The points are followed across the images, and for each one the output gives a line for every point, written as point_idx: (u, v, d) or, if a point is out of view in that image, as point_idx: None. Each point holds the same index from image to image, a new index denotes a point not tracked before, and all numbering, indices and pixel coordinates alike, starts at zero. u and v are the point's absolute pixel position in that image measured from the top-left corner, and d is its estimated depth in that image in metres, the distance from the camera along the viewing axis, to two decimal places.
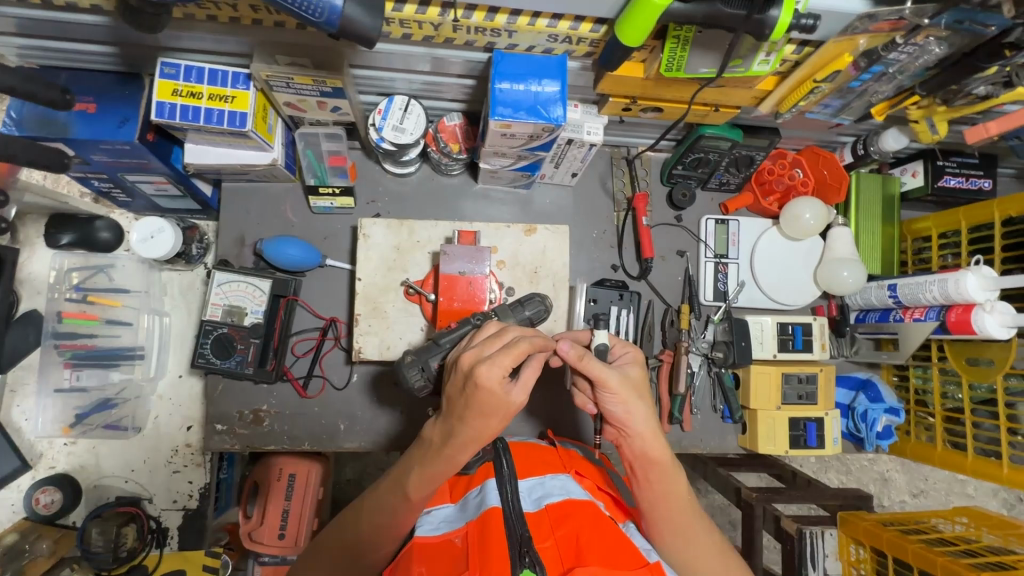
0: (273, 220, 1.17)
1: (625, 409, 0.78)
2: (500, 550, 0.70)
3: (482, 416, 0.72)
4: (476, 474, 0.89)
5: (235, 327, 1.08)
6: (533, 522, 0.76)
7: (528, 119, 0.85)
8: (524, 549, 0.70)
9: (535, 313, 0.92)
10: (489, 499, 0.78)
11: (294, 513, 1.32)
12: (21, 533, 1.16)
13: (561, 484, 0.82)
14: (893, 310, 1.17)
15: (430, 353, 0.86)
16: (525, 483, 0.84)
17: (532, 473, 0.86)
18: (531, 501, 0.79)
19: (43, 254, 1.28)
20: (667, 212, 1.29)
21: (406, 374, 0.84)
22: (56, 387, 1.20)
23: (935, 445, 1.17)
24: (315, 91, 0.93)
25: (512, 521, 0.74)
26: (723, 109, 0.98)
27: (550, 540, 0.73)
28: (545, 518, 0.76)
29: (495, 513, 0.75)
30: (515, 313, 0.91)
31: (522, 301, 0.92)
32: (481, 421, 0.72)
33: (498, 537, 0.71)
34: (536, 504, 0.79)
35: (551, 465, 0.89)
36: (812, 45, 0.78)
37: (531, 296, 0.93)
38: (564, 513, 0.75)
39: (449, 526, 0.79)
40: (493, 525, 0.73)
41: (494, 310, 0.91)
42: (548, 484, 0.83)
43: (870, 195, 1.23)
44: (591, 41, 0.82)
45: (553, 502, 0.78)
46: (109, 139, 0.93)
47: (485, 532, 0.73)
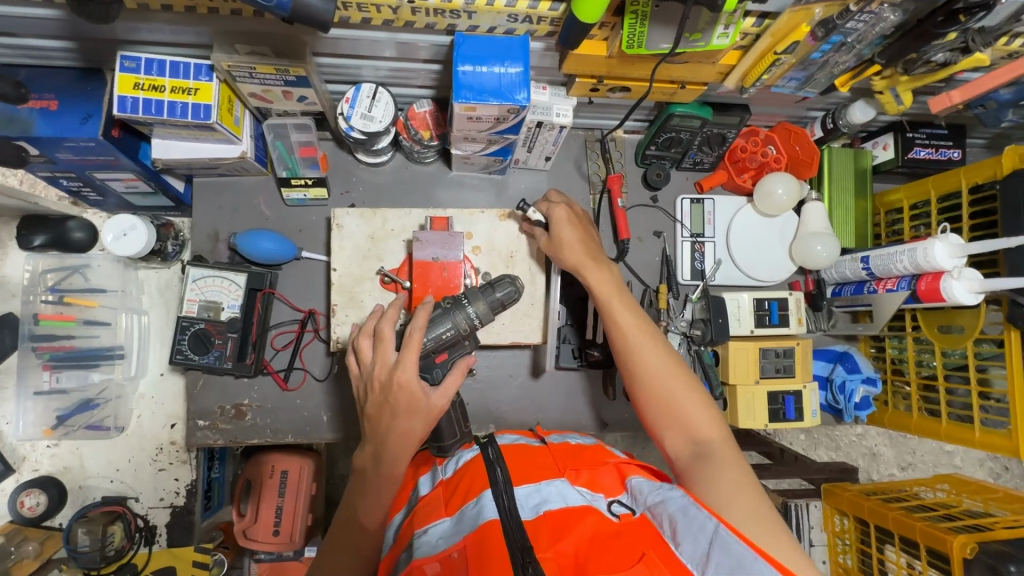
0: (247, 214, 1.16)
1: (576, 253, 0.98)
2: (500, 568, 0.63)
3: (410, 412, 0.82)
4: (463, 479, 0.80)
5: (212, 322, 1.07)
6: (532, 533, 0.69)
7: (492, 101, 0.85)
8: (526, 561, 0.63)
9: (507, 294, 0.94)
10: (485, 511, 0.71)
11: (288, 510, 1.37)
12: (7, 536, 1.16)
13: (558, 488, 0.75)
14: (868, 282, 1.18)
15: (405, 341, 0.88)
16: (521, 489, 0.76)
17: (526, 478, 0.78)
18: (529, 510, 0.72)
19: (15, 257, 1.28)
20: (643, 193, 1.29)
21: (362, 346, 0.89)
22: (35, 389, 1.20)
23: (911, 413, 1.19)
24: (279, 81, 0.93)
25: (509, 533, 0.67)
26: (689, 86, 0.98)
27: (552, 551, 0.66)
28: (544, 528, 0.69)
29: (493, 527, 0.68)
30: (485, 296, 0.93)
31: (492, 285, 0.94)
32: (409, 420, 0.82)
33: (497, 552, 0.64)
34: (534, 513, 0.72)
35: (546, 466, 0.81)
36: (771, 16, 0.78)
37: (502, 277, 0.95)
38: (564, 522, 0.69)
39: (445, 542, 0.70)
40: (491, 539, 0.66)
41: (464, 295, 0.92)
42: (546, 488, 0.75)
43: (842, 169, 1.25)
44: (551, 20, 0.82)
45: (551, 511, 0.71)
46: (73, 136, 0.92)
47: (483, 550, 0.65)
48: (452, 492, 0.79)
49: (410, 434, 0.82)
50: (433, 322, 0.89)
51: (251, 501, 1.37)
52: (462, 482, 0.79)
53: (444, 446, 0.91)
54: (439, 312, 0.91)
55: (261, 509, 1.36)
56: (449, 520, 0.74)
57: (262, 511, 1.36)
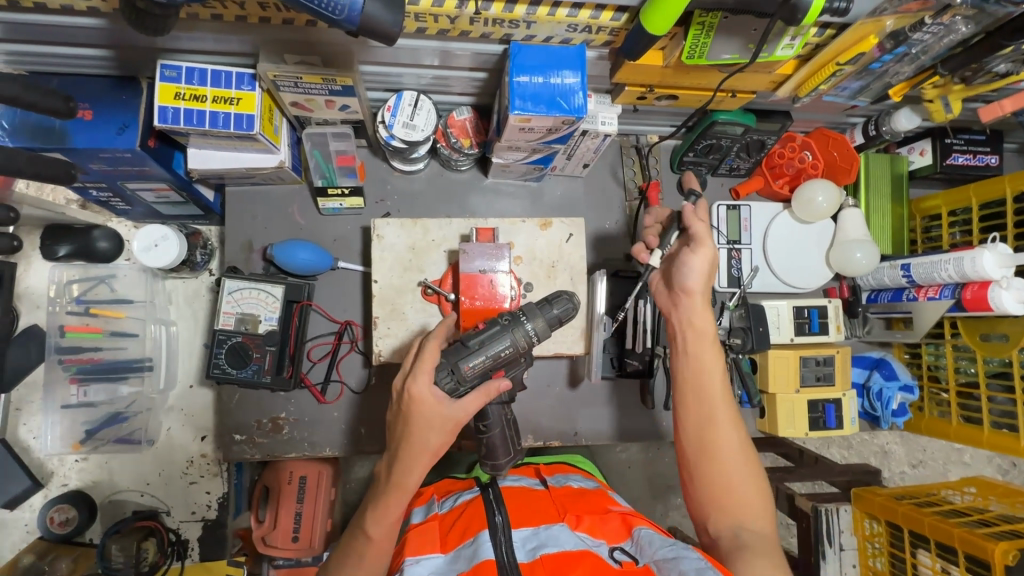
0: (281, 223, 1.14)
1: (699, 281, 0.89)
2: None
3: (438, 428, 0.82)
4: (462, 516, 0.85)
5: (249, 336, 1.05)
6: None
7: (548, 113, 0.84)
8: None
9: (563, 311, 0.89)
10: (482, 551, 0.74)
11: (308, 515, 1.26)
12: (38, 554, 1.16)
13: (557, 534, 0.77)
14: (907, 290, 1.18)
15: (459, 356, 0.85)
16: (519, 533, 0.79)
17: (524, 522, 0.81)
18: (525, 552, 0.75)
19: (39, 267, 1.24)
20: (678, 200, 1.28)
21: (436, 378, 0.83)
22: (62, 403, 1.15)
23: (950, 420, 1.20)
24: (324, 90, 0.90)
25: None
26: (740, 95, 0.96)
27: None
28: (540, 569, 0.71)
29: (489, 566, 0.71)
30: (543, 312, 0.89)
31: (549, 301, 0.90)
32: (436, 435, 0.82)
33: None
34: (531, 555, 0.74)
35: (546, 512, 0.84)
36: (834, 27, 0.76)
37: (559, 293, 0.91)
38: (560, 565, 0.71)
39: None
40: None
41: (522, 310, 0.88)
42: (544, 531, 0.78)
43: (879, 175, 1.24)
44: (611, 30, 0.80)
45: (548, 553, 0.73)
46: (108, 147, 0.89)
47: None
48: (449, 528, 0.84)
49: (430, 449, 0.82)
50: (491, 338, 0.86)
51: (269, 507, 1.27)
52: (460, 518, 0.85)
53: (498, 464, 0.93)
54: (496, 329, 0.87)
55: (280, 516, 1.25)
56: (442, 557, 0.78)
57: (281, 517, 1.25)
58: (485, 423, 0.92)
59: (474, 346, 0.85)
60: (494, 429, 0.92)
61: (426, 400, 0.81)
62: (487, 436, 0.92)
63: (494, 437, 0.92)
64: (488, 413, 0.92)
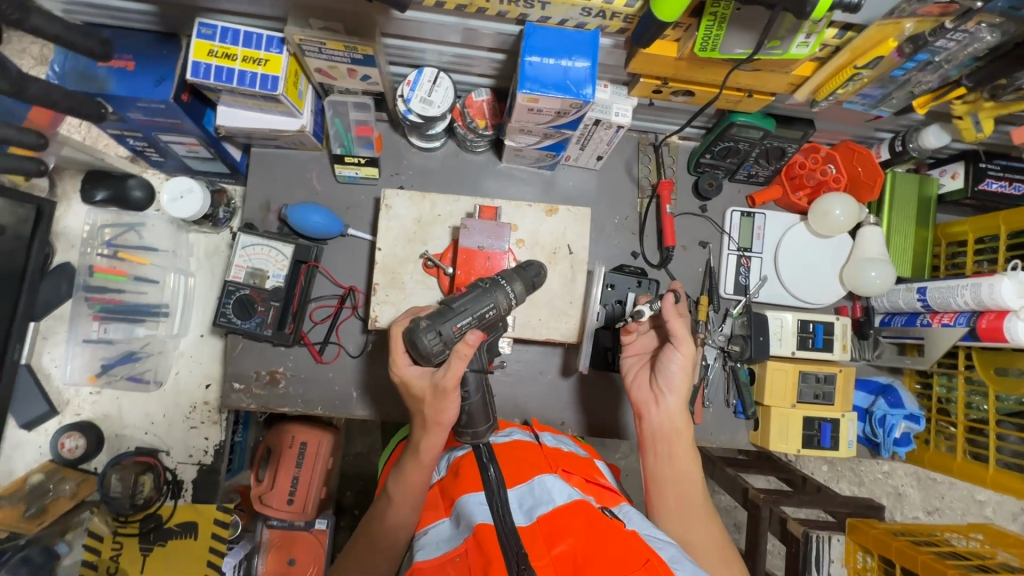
0: (299, 187, 1.18)
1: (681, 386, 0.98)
2: (495, 565, 0.70)
3: (436, 403, 0.89)
4: (458, 479, 0.91)
5: (256, 289, 1.10)
6: (527, 538, 0.77)
7: (555, 94, 0.84)
8: (522, 565, 0.68)
9: (535, 275, 0.95)
10: (477, 516, 0.79)
11: (303, 481, 1.39)
12: (47, 474, 1.23)
13: (550, 490, 0.83)
14: (921, 314, 1.14)
15: (444, 318, 0.88)
16: (514, 493, 0.85)
17: (519, 481, 0.88)
18: (523, 515, 0.80)
19: (78, 209, 1.32)
20: (692, 202, 1.26)
21: (421, 337, 0.86)
22: (84, 337, 1.26)
23: (955, 455, 1.14)
24: (346, 58, 0.95)
25: (503, 537, 0.73)
26: (756, 96, 0.95)
27: (547, 555, 0.73)
28: (538, 532, 0.77)
29: (487, 529, 0.75)
30: (522, 276, 0.94)
31: (525, 266, 0.96)
32: (436, 409, 0.89)
33: (493, 551, 0.72)
34: (528, 516, 0.80)
35: (536, 466, 0.91)
36: (854, 29, 0.76)
37: (532, 261, 0.97)
38: (555, 524, 0.77)
39: (447, 545, 0.80)
40: (487, 540, 0.74)
41: (501, 275, 0.94)
42: (537, 490, 0.84)
43: (905, 194, 1.19)
44: (625, 16, 0.81)
45: (543, 513, 0.79)
46: (145, 97, 0.94)
47: (480, 550, 0.73)
48: (449, 494, 0.90)
49: (438, 421, 0.90)
50: (475, 300, 0.90)
51: (269, 468, 1.40)
52: (456, 483, 0.90)
53: (478, 432, 0.93)
54: (478, 292, 0.91)
55: (278, 477, 1.38)
56: (448, 522, 0.85)
57: (279, 479, 1.38)
58: (466, 389, 0.95)
59: (458, 308, 0.89)
60: (474, 395, 0.95)
61: (416, 381, 0.92)
62: (466, 403, 0.95)
63: (474, 404, 0.95)
64: (467, 380, 0.95)
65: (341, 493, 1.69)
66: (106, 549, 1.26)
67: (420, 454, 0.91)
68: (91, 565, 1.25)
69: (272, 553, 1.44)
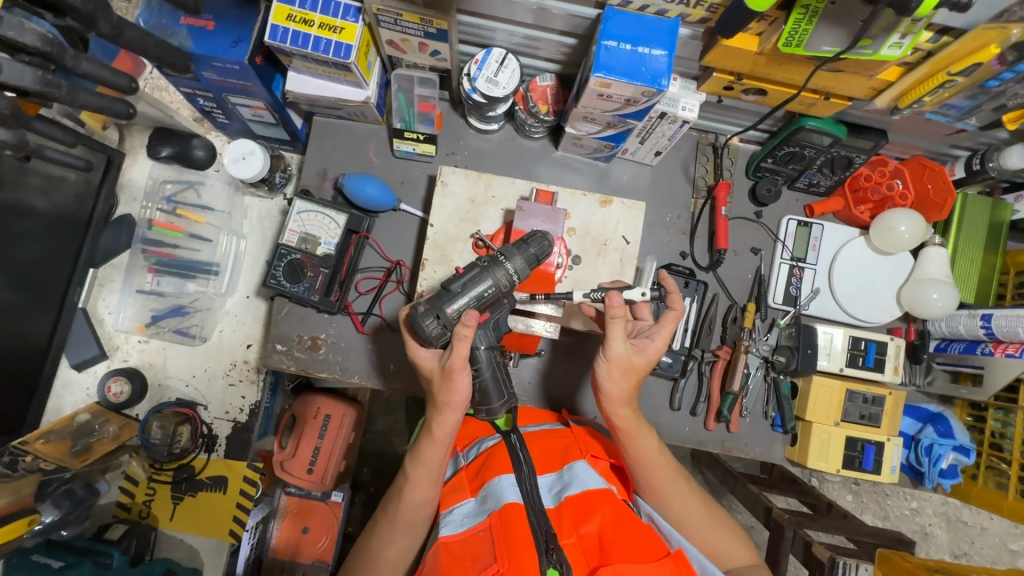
0: (356, 158, 1.20)
1: (623, 388, 0.88)
2: (525, 544, 0.72)
3: (443, 384, 0.84)
4: (487, 462, 0.87)
5: (307, 255, 1.11)
6: (555, 518, 0.79)
7: (629, 81, 0.83)
8: (550, 546, 0.73)
9: (540, 248, 0.87)
10: (506, 493, 0.79)
11: (325, 452, 1.41)
12: (93, 414, 1.27)
13: (579, 475, 0.83)
14: (982, 343, 1.09)
15: (442, 300, 0.82)
16: (544, 479, 0.86)
17: (548, 467, 0.87)
18: (550, 497, 0.82)
19: (143, 163, 1.37)
20: (747, 207, 1.23)
21: (422, 324, 0.80)
22: (138, 287, 1.32)
23: (1006, 494, 1.09)
24: (419, 31, 0.96)
25: (533, 517, 0.76)
26: (833, 99, 0.93)
27: (575, 536, 0.76)
28: (567, 512, 0.78)
29: (516, 508, 0.76)
30: (522, 251, 0.86)
31: (526, 240, 0.88)
32: (445, 390, 0.84)
33: (522, 531, 0.73)
34: (556, 498, 0.81)
35: (567, 450, 0.90)
36: (951, 34, 0.74)
37: (534, 232, 0.89)
38: (585, 506, 0.78)
39: (470, 521, 0.80)
40: (515, 518, 0.75)
41: (499, 251, 0.87)
42: (566, 474, 0.84)
43: (975, 217, 1.14)
44: (710, 5, 0.79)
45: (572, 495, 0.80)
46: (221, 57, 0.96)
47: (508, 527, 0.74)
48: (476, 475, 0.88)
49: (449, 403, 0.85)
50: (473, 280, 0.83)
51: (292, 436, 1.43)
52: (485, 465, 0.87)
53: (493, 409, 0.90)
54: (476, 271, 0.85)
55: (301, 446, 1.41)
56: (473, 501, 0.84)
57: (302, 447, 1.41)
58: (476, 365, 0.87)
59: (457, 289, 0.83)
60: (486, 371, 0.88)
61: (428, 363, 0.87)
62: (478, 380, 0.88)
63: (486, 380, 0.88)
64: (477, 357, 0.87)
65: (359, 469, 1.70)
66: (139, 493, 1.30)
67: (433, 432, 0.86)
68: (125, 508, 1.30)
69: (287, 519, 1.46)
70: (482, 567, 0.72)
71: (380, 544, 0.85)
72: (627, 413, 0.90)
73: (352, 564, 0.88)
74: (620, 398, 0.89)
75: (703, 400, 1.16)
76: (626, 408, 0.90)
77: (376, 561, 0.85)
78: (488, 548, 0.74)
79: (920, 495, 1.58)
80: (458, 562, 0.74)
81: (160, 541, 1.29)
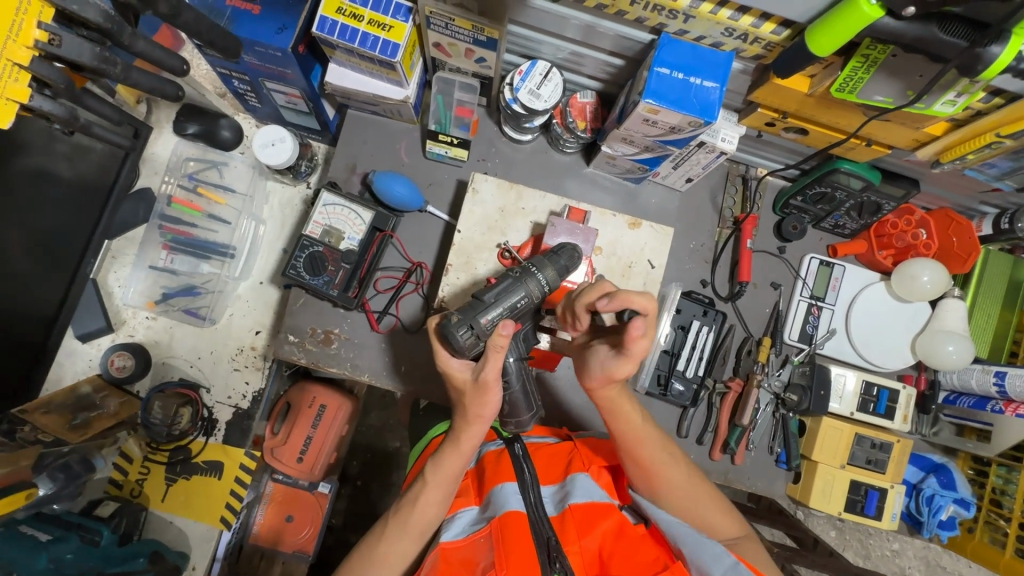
0: (386, 155, 1.19)
1: (601, 384, 0.83)
2: (525, 556, 0.73)
3: (476, 397, 0.82)
4: (487, 471, 0.89)
5: (329, 248, 1.10)
6: (559, 526, 0.79)
7: (678, 110, 0.84)
8: (553, 556, 0.74)
9: (569, 261, 0.87)
10: (510, 500, 0.80)
11: (316, 442, 1.40)
12: (94, 387, 1.26)
13: (584, 485, 0.83)
14: (993, 400, 1.09)
15: (475, 311, 0.80)
16: (546, 490, 0.86)
17: (551, 479, 0.88)
18: (554, 506, 0.82)
19: (168, 138, 1.35)
20: (771, 241, 1.23)
21: (453, 333, 0.78)
22: (150, 263, 1.29)
23: (1002, 551, 1.11)
24: (469, 37, 0.95)
25: (535, 527, 0.77)
26: (875, 146, 0.93)
27: (577, 546, 0.76)
28: (571, 521, 0.78)
29: (518, 517, 0.76)
30: (551, 261, 0.86)
31: (556, 250, 0.88)
32: (477, 403, 0.82)
33: (523, 538, 0.74)
34: (559, 508, 0.82)
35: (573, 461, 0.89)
36: (1003, 97, 0.75)
37: (564, 244, 0.88)
38: (589, 518, 0.78)
39: (472, 527, 0.81)
40: (517, 525, 0.75)
41: (530, 262, 0.86)
42: (570, 483, 0.84)
43: (995, 274, 1.15)
44: (767, 43, 0.79)
45: (577, 503, 0.80)
46: (266, 43, 0.95)
47: (506, 533, 0.74)
48: (480, 483, 0.90)
49: (480, 416, 0.83)
50: (505, 290, 0.82)
51: (285, 424, 1.40)
52: (487, 472, 0.89)
53: (522, 421, 0.87)
54: (508, 281, 0.83)
55: (293, 434, 1.39)
56: (476, 509, 0.86)
57: (294, 436, 1.39)
58: (507, 377, 0.85)
59: (490, 300, 0.81)
60: (516, 383, 0.86)
61: (461, 374, 0.83)
62: (508, 393, 0.86)
63: (515, 392, 0.86)
64: (507, 367, 0.85)
65: (348, 462, 1.69)
66: (133, 470, 1.28)
67: (459, 442, 0.84)
68: (117, 484, 1.27)
69: (271, 506, 1.45)
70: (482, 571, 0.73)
71: (387, 547, 0.83)
72: (609, 393, 0.85)
73: (351, 561, 0.85)
74: (595, 388, 0.85)
75: (710, 430, 1.16)
76: (609, 390, 0.84)
77: (379, 563, 0.83)
78: (488, 552, 0.75)
79: (904, 538, 1.58)
80: (457, 569, 0.75)
81: (149, 522, 1.27)
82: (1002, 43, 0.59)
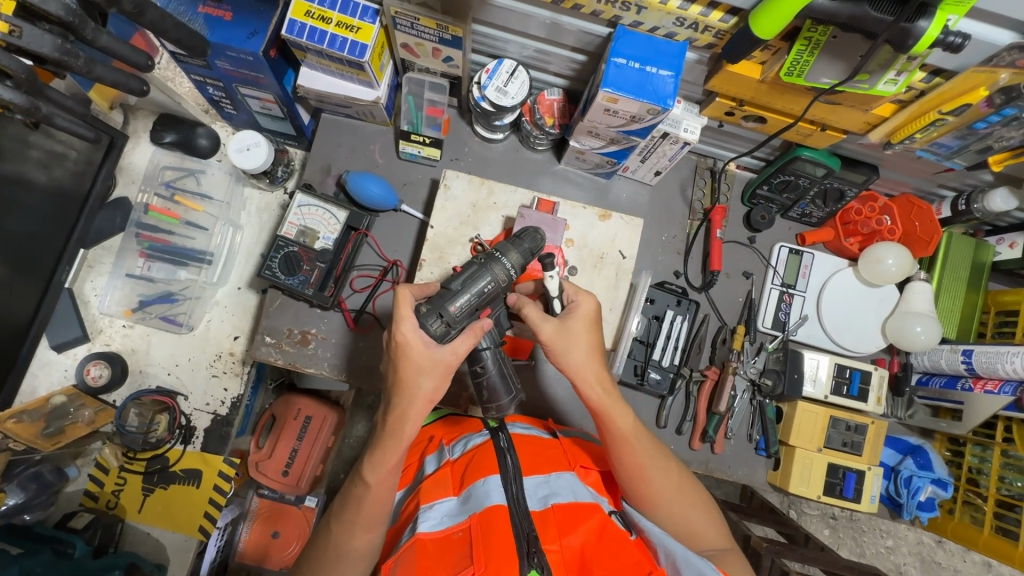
0: (361, 156, 1.21)
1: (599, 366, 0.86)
2: (504, 549, 0.71)
3: (432, 372, 0.79)
4: (471, 462, 0.84)
5: (305, 248, 1.10)
6: (540, 523, 0.77)
7: (636, 98, 0.87)
8: (532, 550, 0.72)
9: (534, 244, 0.89)
10: (491, 494, 0.77)
11: (302, 454, 1.39)
12: (68, 397, 1.23)
13: (568, 484, 0.82)
14: (963, 378, 1.13)
15: (443, 299, 0.82)
16: (530, 480, 0.83)
17: (536, 469, 0.85)
18: (536, 500, 0.80)
19: (145, 148, 1.37)
20: (741, 232, 1.26)
21: (426, 323, 0.80)
22: (128, 272, 1.31)
23: (981, 530, 1.12)
24: (434, 36, 0.99)
25: (515, 521, 0.75)
26: (830, 131, 0.97)
27: (558, 544, 0.74)
28: (552, 519, 0.77)
29: (499, 511, 0.75)
30: (517, 246, 0.88)
31: (519, 235, 0.89)
32: (432, 381, 0.79)
33: (503, 535, 0.72)
34: (541, 503, 0.79)
35: (556, 460, 0.88)
36: (943, 76, 0.79)
37: (526, 227, 0.90)
38: (572, 517, 0.77)
39: (451, 519, 0.77)
40: (497, 522, 0.74)
41: (495, 247, 0.87)
42: (555, 481, 0.82)
43: (960, 257, 1.18)
44: (717, 31, 0.83)
45: (559, 503, 0.78)
46: (237, 47, 0.97)
47: (488, 530, 0.73)
48: (461, 474, 0.84)
49: (429, 397, 0.79)
50: (472, 277, 0.84)
51: (269, 437, 1.40)
52: (470, 464, 0.84)
53: (502, 406, 0.90)
54: (474, 268, 0.85)
55: (278, 447, 1.38)
56: (455, 499, 0.81)
57: (278, 449, 1.39)
58: (481, 363, 0.89)
59: (457, 288, 0.83)
60: (492, 368, 0.89)
61: (417, 345, 0.79)
62: (484, 377, 0.89)
63: (492, 376, 0.89)
64: (481, 355, 0.89)
65: None
66: (109, 482, 1.26)
67: (402, 422, 0.79)
68: (93, 497, 1.26)
69: (257, 523, 1.42)
70: (458, 567, 0.71)
71: (341, 542, 0.79)
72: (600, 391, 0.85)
73: (313, 554, 0.82)
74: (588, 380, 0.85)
75: (689, 419, 1.16)
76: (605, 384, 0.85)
77: (338, 554, 0.79)
78: (467, 547, 0.73)
79: (896, 532, 1.53)
80: (434, 562, 0.72)
81: (127, 533, 1.25)
82: (928, 17, 0.63)
